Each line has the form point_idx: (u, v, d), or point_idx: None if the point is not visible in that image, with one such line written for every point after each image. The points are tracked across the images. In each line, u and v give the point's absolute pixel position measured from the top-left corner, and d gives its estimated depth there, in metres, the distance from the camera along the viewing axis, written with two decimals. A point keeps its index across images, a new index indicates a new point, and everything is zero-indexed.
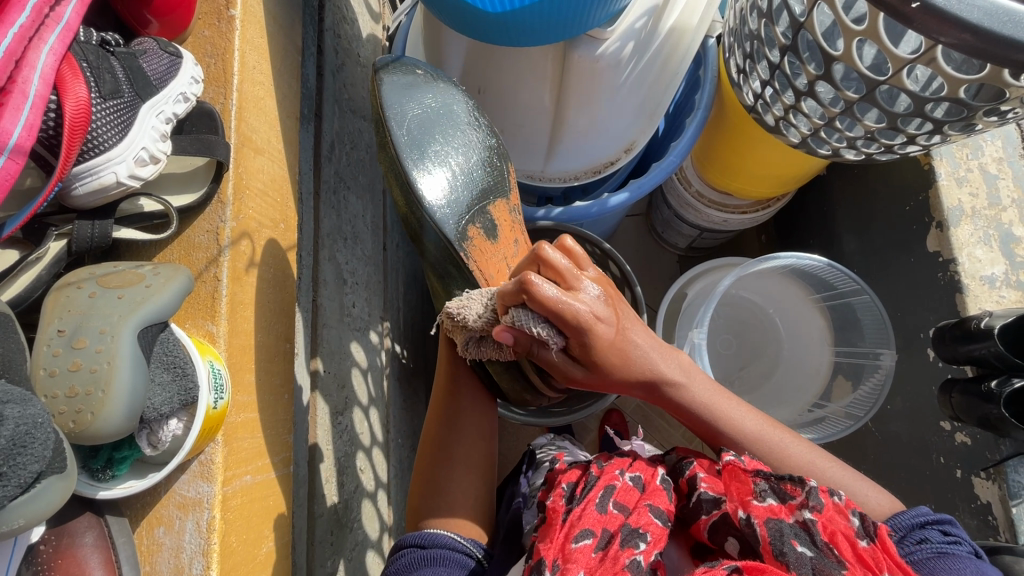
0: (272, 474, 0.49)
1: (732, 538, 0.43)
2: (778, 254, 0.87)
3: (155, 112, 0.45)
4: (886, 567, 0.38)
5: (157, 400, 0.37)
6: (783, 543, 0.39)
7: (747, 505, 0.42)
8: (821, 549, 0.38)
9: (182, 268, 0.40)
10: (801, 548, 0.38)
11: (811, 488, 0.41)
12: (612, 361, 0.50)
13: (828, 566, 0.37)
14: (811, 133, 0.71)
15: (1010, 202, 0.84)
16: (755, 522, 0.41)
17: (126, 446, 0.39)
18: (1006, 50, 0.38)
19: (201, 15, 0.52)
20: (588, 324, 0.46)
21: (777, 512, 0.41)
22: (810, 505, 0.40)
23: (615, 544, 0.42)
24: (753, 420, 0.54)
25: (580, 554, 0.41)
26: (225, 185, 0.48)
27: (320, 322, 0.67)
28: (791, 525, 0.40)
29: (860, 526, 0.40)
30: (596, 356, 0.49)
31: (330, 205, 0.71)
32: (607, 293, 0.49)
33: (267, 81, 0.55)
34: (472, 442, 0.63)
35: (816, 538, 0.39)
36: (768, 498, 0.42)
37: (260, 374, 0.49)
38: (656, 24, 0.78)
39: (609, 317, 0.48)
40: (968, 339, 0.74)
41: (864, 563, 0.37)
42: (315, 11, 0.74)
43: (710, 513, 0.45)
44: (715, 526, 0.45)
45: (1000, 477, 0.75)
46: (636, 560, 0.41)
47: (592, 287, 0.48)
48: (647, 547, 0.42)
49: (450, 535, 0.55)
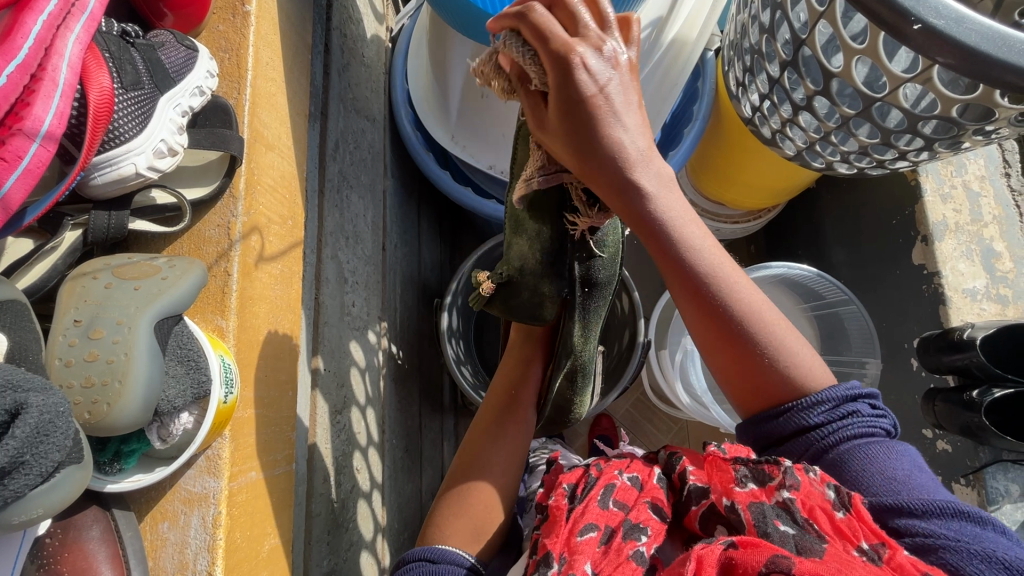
0: (275, 471, 0.49)
1: (721, 527, 0.44)
2: (770, 264, 0.91)
3: (173, 104, 0.45)
4: (863, 535, 0.36)
5: (172, 392, 0.37)
6: (765, 524, 0.39)
7: (730, 492, 0.43)
8: (803, 526, 0.38)
9: (196, 261, 0.40)
10: (784, 528, 0.38)
11: (788, 467, 0.41)
12: (585, 137, 0.38)
13: (808, 541, 0.36)
14: (806, 146, 0.74)
15: (991, 219, 0.88)
16: (739, 507, 0.41)
17: (134, 439, 0.39)
18: (1000, 72, 0.40)
19: (216, 10, 0.52)
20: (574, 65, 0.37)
21: (758, 495, 0.41)
22: (788, 484, 0.40)
23: (617, 537, 0.42)
24: (708, 244, 0.42)
25: (586, 547, 0.42)
26: (237, 180, 0.48)
27: (322, 320, 0.67)
28: (773, 506, 0.40)
29: (835, 497, 0.39)
30: (572, 119, 0.38)
31: (334, 203, 0.71)
32: (617, 64, 0.39)
33: (279, 78, 0.55)
34: (507, 462, 0.62)
35: (796, 516, 0.39)
36: (749, 483, 0.42)
37: (267, 370, 0.49)
38: (658, 35, 0.82)
39: (602, 74, 0.38)
40: (951, 349, 0.78)
41: (843, 535, 0.37)
42: (324, 10, 0.75)
43: (699, 503, 0.45)
44: (704, 517, 0.45)
45: (979, 483, 0.78)
46: (639, 550, 0.41)
47: (596, 48, 0.38)
48: (648, 540, 0.43)
49: (464, 554, 0.53)
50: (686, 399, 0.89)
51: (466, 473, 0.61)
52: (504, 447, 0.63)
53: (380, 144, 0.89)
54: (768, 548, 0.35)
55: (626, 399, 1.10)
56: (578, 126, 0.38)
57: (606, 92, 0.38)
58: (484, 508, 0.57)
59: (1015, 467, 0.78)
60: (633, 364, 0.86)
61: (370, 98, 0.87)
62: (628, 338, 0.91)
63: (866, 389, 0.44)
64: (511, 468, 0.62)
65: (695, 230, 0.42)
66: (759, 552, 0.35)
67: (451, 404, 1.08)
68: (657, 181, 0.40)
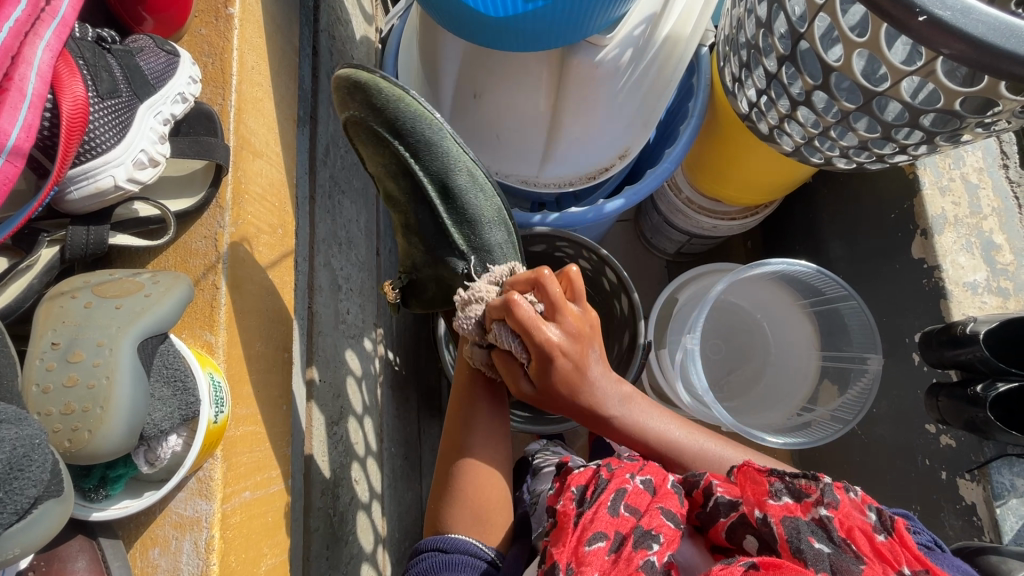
0: (271, 488, 0.47)
1: (750, 537, 0.42)
2: (768, 260, 0.90)
3: (153, 112, 0.43)
4: (905, 561, 0.36)
5: (158, 416, 0.35)
6: (799, 540, 0.38)
7: (762, 504, 0.42)
8: (839, 544, 0.37)
9: (182, 276, 0.38)
10: (819, 545, 0.38)
11: (826, 484, 0.40)
12: (560, 387, 0.57)
13: (845, 561, 0.36)
14: (805, 142, 0.73)
15: (990, 211, 0.87)
16: (772, 521, 0.40)
17: (120, 464, 0.37)
18: (1008, 63, 0.39)
19: (198, 12, 0.50)
20: (551, 348, 0.54)
21: (792, 509, 0.40)
22: (826, 501, 0.39)
23: (628, 545, 0.41)
24: (684, 433, 0.58)
25: (593, 557, 0.40)
26: (223, 190, 0.46)
27: (316, 329, 0.65)
28: (808, 522, 0.39)
29: (877, 521, 0.38)
30: (550, 379, 0.56)
31: (325, 209, 0.70)
32: (573, 331, 0.55)
33: (265, 82, 0.53)
34: (489, 437, 0.62)
35: (833, 534, 0.38)
36: (783, 496, 0.41)
37: (260, 385, 0.47)
38: (653, 31, 0.81)
39: (567, 348, 0.55)
40: (953, 343, 0.77)
41: (883, 558, 0.37)
42: (311, 11, 0.73)
43: (728, 515, 0.44)
44: (733, 527, 0.43)
45: (984, 478, 0.78)
46: (649, 561, 0.40)
47: (564, 327, 0.55)
48: (660, 548, 0.41)
49: (474, 543, 0.54)
50: (686, 398, 0.93)
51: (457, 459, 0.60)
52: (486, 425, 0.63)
53: None
54: (792, 568, 0.35)
55: None
56: (562, 382, 0.56)
57: (576, 363, 0.56)
58: (480, 494, 0.57)
59: (1020, 462, 0.77)
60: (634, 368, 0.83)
61: None
62: (629, 338, 0.90)
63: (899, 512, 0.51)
64: (497, 443, 0.62)
65: (660, 422, 0.59)
66: (784, 574, 0.35)
67: None
68: (622, 403, 0.59)
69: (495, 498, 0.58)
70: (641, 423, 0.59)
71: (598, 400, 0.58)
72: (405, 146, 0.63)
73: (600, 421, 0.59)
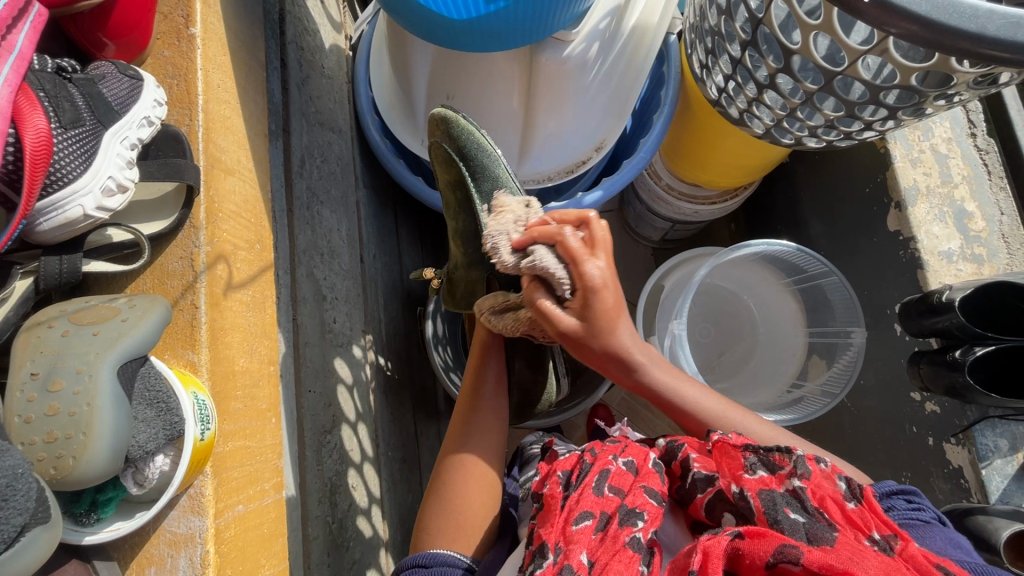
0: (265, 501, 0.48)
1: (728, 513, 0.44)
2: (749, 242, 0.92)
3: (119, 138, 0.43)
4: (874, 525, 0.39)
5: (143, 437, 0.36)
6: (776, 511, 0.39)
7: (739, 479, 0.43)
8: (812, 514, 0.39)
9: (159, 297, 0.38)
10: (794, 516, 0.39)
11: (799, 457, 0.42)
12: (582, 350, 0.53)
13: (820, 529, 0.37)
14: (774, 124, 0.74)
15: (961, 179, 0.89)
16: (748, 494, 0.42)
17: (110, 487, 0.38)
18: (953, 39, 0.40)
19: (159, 34, 0.50)
20: (596, 282, 0.51)
21: (768, 483, 0.42)
22: (800, 473, 0.41)
23: (614, 524, 0.42)
24: (737, 419, 0.54)
25: (581, 535, 0.41)
26: (196, 210, 0.46)
27: (302, 340, 0.66)
28: (783, 494, 0.41)
29: (846, 489, 0.41)
30: (594, 311, 0.51)
31: (304, 221, 0.70)
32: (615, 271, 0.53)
33: (233, 100, 0.53)
34: (489, 448, 0.63)
35: (807, 504, 0.40)
36: (758, 470, 0.43)
37: (246, 401, 0.48)
38: (619, 23, 0.81)
39: (613, 286, 0.52)
40: (931, 312, 0.79)
41: (853, 523, 0.39)
42: (276, 24, 0.73)
43: (705, 491, 0.46)
44: (710, 504, 0.45)
45: (969, 441, 0.80)
46: (636, 536, 0.41)
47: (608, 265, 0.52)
48: (645, 525, 0.42)
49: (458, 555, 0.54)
50: None
51: (449, 471, 0.61)
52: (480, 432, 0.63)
53: (348, 156, 0.88)
54: (776, 536, 0.36)
55: (619, 389, 1.11)
56: (600, 320, 0.51)
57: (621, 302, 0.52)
58: (465, 500, 0.58)
59: (1003, 423, 0.79)
60: None
61: (333, 110, 0.86)
62: None
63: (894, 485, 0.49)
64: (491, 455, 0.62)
65: (713, 403, 0.54)
66: (767, 542, 0.36)
67: (446, 409, 1.08)
68: (669, 375, 0.55)
69: (474, 509, 0.58)
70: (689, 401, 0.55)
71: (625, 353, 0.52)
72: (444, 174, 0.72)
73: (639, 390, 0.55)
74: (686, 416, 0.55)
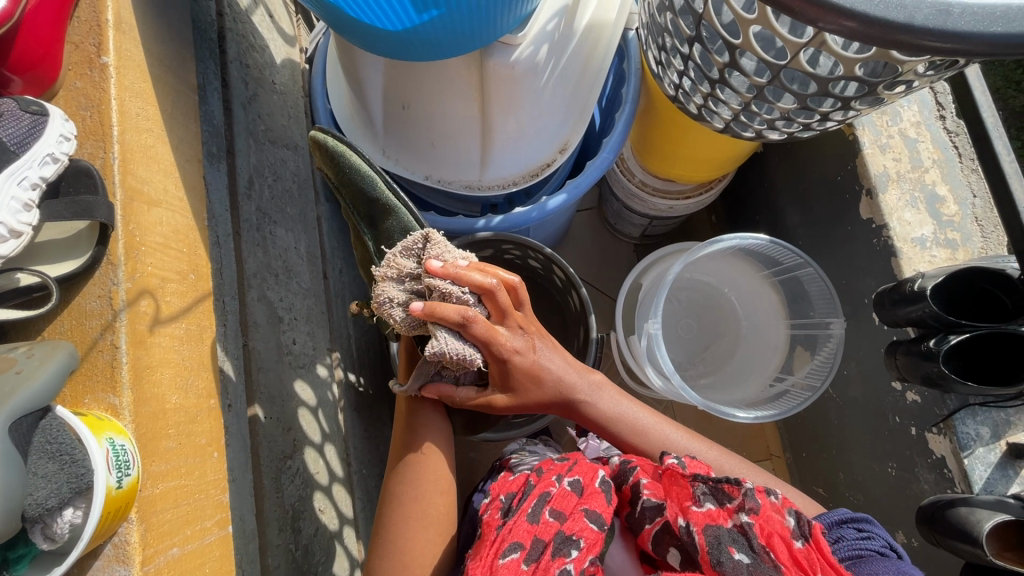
0: (205, 540, 0.47)
1: (673, 550, 0.46)
2: (721, 236, 0.90)
3: (17, 179, 0.43)
4: (819, 569, 0.40)
5: (41, 494, 0.37)
6: (720, 552, 0.41)
7: (686, 511, 0.45)
8: (759, 554, 0.41)
9: (61, 343, 0.41)
10: (738, 556, 0.41)
11: (749, 489, 0.44)
12: (525, 383, 0.61)
13: (762, 573, 0.40)
14: (733, 118, 0.72)
15: (931, 163, 0.87)
16: (694, 530, 0.43)
17: (21, 544, 0.39)
18: (897, 33, 0.38)
19: (71, 65, 0.49)
20: (503, 295, 0.58)
21: (716, 517, 0.44)
22: (749, 507, 0.43)
23: (546, 555, 0.43)
24: (653, 421, 0.64)
25: (507, 568, 0.42)
26: (113, 246, 0.45)
27: (255, 365, 0.65)
28: (730, 529, 0.43)
29: (795, 526, 0.43)
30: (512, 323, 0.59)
31: (254, 242, 0.69)
32: (512, 287, 0.60)
33: (157, 128, 0.52)
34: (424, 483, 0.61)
35: (753, 543, 0.42)
36: (707, 503, 0.45)
37: (180, 439, 0.47)
38: (569, 23, 0.79)
39: (516, 297, 0.60)
40: (905, 301, 0.77)
41: (800, 564, 0.41)
42: (216, 43, 0.71)
43: (653, 522, 0.47)
44: (657, 537, 0.47)
45: (950, 431, 0.78)
46: (565, 568, 0.42)
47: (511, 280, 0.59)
48: (580, 553, 0.43)
49: None
50: (657, 381, 0.92)
51: (388, 507, 0.60)
52: (414, 464, 0.62)
53: (306, 171, 0.86)
54: None
55: None
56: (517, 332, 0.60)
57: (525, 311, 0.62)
58: (414, 545, 0.57)
59: (983, 410, 0.77)
60: (590, 358, 0.83)
61: (287, 126, 0.84)
62: (584, 335, 0.89)
63: (849, 515, 0.53)
64: (430, 487, 0.61)
65: (631, 409, 0.64)
66: None
67: None
68: (592, 388, 0.64)
69: (427, 553, 0.57)
70: (609, 409, 0.64)
71: (567, 388, 0.63)
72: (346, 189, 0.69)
73: (565, 405, 0.63)
74: (607, 424, 0.63)
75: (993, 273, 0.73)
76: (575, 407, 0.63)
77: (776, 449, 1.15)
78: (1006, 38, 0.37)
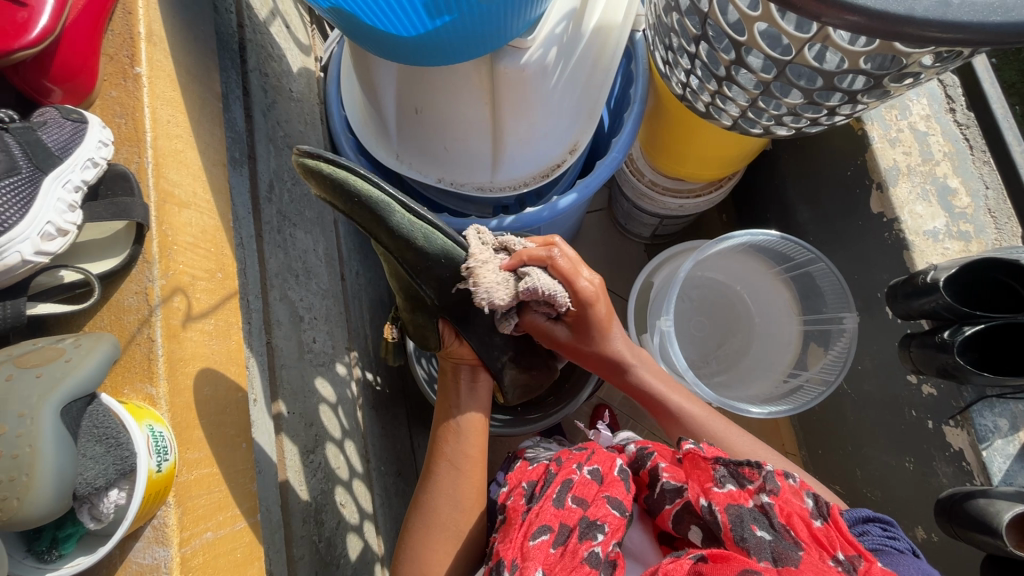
0: (236, 526, 0.49)
1: (694, 527, 0.47)
2: (733, 234, 0.91)
3: (61, 182, 0.46)
4: (839, 545, 0.41)
5: (90, 473, 0.39)
6: (743, 529, 0.42)
7: (708, 492, 0.46)
8: (779, 531, 0.42)
9: (104, 336, 0.43)
10: (760, 533, 0.42)
11: (768, 472, 0.45)
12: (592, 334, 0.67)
13: (785, 548, 0.41)
14: (741, 115, 0.73)
15: (942, 156, 0.87)
16: (716, 509, 0.45)
17: (69, 524, 0.42)
18: (909, 27, 0.39)
19: (106, 75, 0.52)
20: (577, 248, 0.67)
21: (737, 497, 0.45)
22: (768, 488, 0.44)
23: (573, 538, 0.44)
24: (701, 412, 0.66)
25: (537, 550, 0.44)
26: (148, 244, 0.48)
27: (277, 363, 0.67)
28: (751, 508, 0.44)
29: (813, 506, 0.44)
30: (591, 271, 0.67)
31: (276, 244, 0.71)
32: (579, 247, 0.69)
33: (186, 134, 0.54)
34: (450, 495, 0.63)
35: (774, 521, 0.43)
36: (727, 484, 0.46)
37: (211, 429, 0.49)
38: (577, 27, 0.81)
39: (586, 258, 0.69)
40: (918, 294, 0.77)
41: (819, 541, 0.42)
42: (237, 54, 0.74)
43: (674, 503, 0.49)
44: (678, 515, 0.49)
45: (967, 423, 0.77)
46: (594, 551, 0.43)
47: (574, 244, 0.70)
48: (605, 538, 0.44)
49: None
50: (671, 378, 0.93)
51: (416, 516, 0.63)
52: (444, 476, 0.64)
53: None
54: (739, 561, 0.40)
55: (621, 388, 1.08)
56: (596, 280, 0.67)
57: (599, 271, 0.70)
58: (433, 554, 0.60)
59: (1001, 402, 0.76)
60: None
61: (303, 131, 0.87)
62: None
63: (875, 513, 0.54)
64: (457, 498, 0.63)
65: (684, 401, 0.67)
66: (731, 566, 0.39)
67: None
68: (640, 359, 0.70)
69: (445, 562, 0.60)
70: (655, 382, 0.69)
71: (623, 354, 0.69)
72: (363, 220, 0.60)
73: (613, 365, 0.70)
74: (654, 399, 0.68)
75: (1002, 261, 0.72)
76: (623, 371, 0.69)
77: (791, 446, 1.14)
78: (1003, 26, 0.39)
